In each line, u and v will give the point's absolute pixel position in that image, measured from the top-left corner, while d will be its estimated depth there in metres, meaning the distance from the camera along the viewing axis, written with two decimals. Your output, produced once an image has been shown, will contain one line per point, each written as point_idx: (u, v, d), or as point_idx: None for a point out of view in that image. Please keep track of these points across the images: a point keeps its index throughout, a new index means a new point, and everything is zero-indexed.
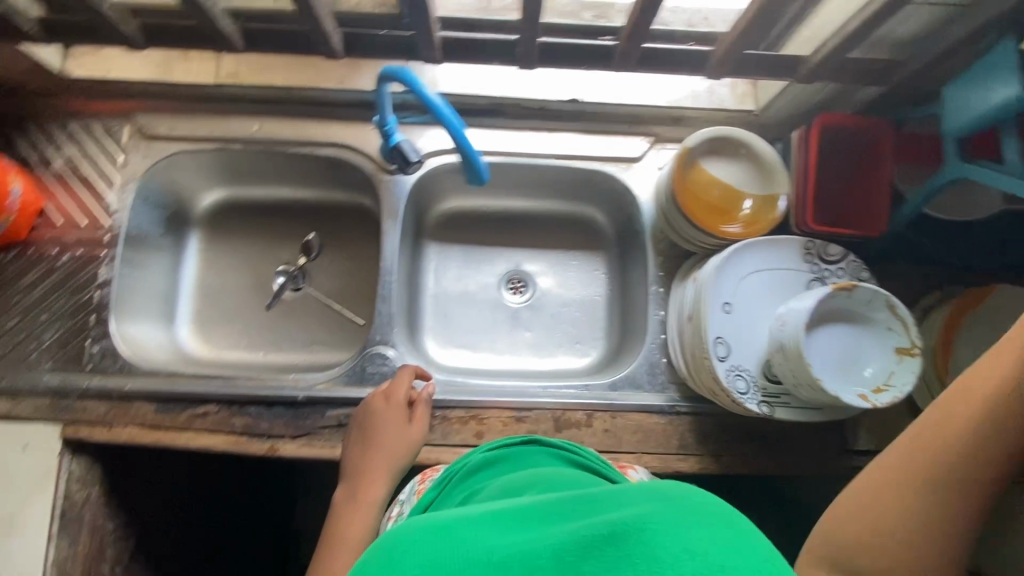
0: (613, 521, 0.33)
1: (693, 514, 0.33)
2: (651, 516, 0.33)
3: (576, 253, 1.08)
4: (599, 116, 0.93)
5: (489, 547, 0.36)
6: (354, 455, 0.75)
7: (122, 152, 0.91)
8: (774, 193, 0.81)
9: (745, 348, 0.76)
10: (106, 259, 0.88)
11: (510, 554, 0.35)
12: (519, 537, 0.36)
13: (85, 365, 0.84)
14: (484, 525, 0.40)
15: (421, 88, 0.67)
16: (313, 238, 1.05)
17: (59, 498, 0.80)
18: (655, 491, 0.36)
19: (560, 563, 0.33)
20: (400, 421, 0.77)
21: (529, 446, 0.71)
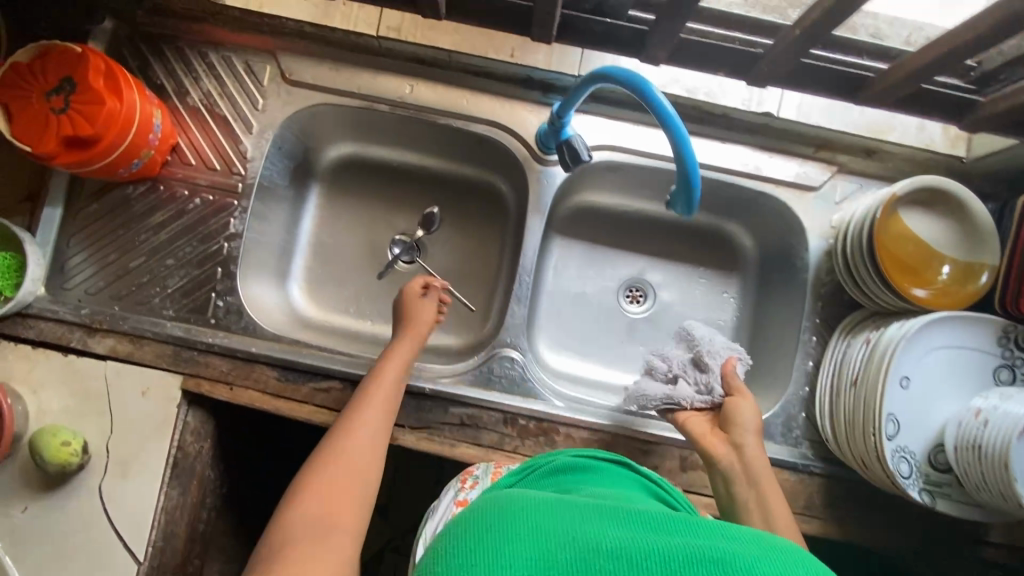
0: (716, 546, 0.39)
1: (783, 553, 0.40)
2: (754, 558, 0.39)
3: (706, 271, 1.01)
4: (782, 134, 0.84)
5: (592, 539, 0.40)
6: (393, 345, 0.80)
7: (263, 94, 0.85)
8: (981, 263, 0.73)
9: (915, 430, 0.70)
10: (237, 210, 0.84)
11: (616, 551, 0.39)
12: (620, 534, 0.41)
13: (210, 318, 0.82)
14: (577, 516, 0.43)
15: (655, 95, 0.58)
16: (432, 212, 0.98)
17: (174, 448, 0.79)
18: (756, 538, 0.42)
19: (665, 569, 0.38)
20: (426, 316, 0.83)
21: (625, 465, 0.68)
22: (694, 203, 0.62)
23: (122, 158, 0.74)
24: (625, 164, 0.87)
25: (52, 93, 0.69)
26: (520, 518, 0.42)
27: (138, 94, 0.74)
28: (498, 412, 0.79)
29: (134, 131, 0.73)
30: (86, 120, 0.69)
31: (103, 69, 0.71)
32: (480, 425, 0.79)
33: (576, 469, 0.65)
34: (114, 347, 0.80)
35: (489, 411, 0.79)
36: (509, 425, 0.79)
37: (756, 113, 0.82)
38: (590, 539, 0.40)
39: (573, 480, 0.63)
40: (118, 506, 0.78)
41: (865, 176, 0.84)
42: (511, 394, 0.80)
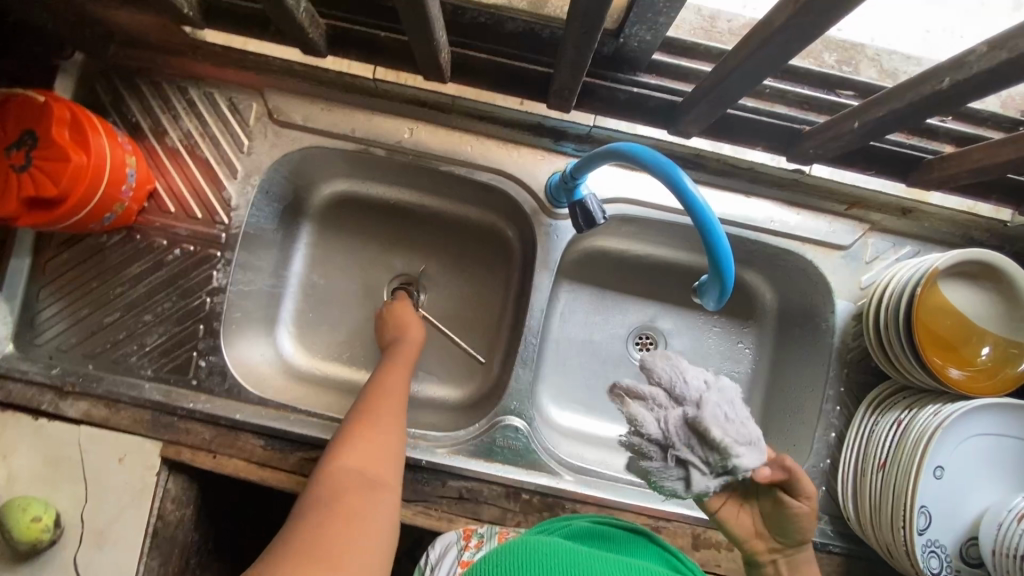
0: None
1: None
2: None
3: (721, 321, 0.96)
4: (811, 188, 0.77)
5: None
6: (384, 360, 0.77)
7: (249, 136, 0.78)
8: (1023, 344, 0.68)
9: (948, 522, 0.66)
10: (221, 262, 0.77)
11: None
12: None
13: (191, 379, 0.76)
14: None
15: (680, 176, 0.52)
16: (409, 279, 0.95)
17: (153, 518, 0.75)
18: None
19: None
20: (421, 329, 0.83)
21: (644, 538, 0.67)
22: (726, 292, 0.55)
23: (94, 212, 0.68)
24: (639, 216, 0.81)
25: (11, 147, 0.62)
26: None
27: (108, 139, 0.67)
28: (500, 485, 0.74)
29: (106, 180, 0.67)
30: (50, 179, 0.62)
31: (69, 119, 0.64)
32: (480, 499, 0.74)
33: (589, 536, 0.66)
34: (88, 411, 0.75)
35: (491, 485, 0.74)
36: (511, 500, 0.74)
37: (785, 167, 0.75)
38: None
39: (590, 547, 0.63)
40: None
41: (898, 234, 0.78)
42: (514, 467, 0.75)
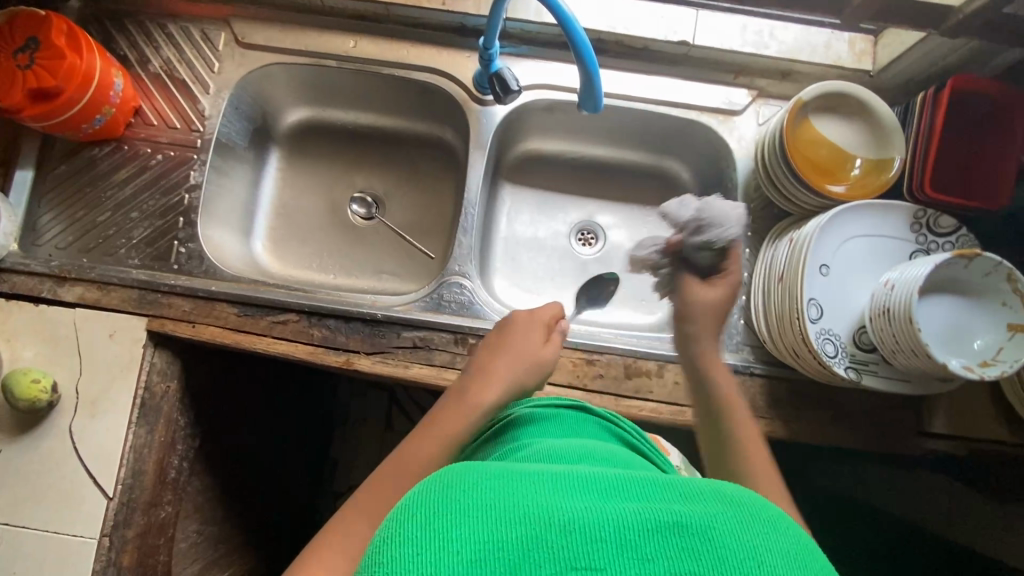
0: (679, 515, 0.38)
1: (745, 508, 0.40)
2: (719, 518, 0.38)
3: (652, 210, 1.05)
4: (703, 62, 0.89)
5: (556, 510, 0.38)
6: (488, 353, 0.71)
7: (218, 58, 0.92)
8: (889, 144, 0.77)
9: (839, 313, 0.74)
10: (197, 163, 0.89)
11: (572, 523, 0.37)
12: (585, 504, 0.39)
13: (173, 264, 0.87)
14: (545, 483, 0.41)
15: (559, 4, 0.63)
16: (366, 198, 1.06)
17: (141, 388, 0.83)
18: (716, 495, 0.41)
19: (623, 540, 0.37)
20: (536, 340, 0.72)
21: (580, 412, 0.68)
22: (601, 101, 0.69)
23: (83, 113, 0.81)
24: (558, 103, 0.92)
25: (18, 51, 0.76)
26: (459, 487, 0.39)
27: (99, 56, 0.80)
28: (448, 333, 0.83)
29: (93, 87, 0.80)
30: (48, 74, 0.76)
31: (65, 31, 0.77)
32: (432, 346, 0.82)
33: (529, 417, 0.66)
34: (83, 294, 0.85)
35: (440, 333, 0.83)
36: (459, 345, 0.82)
37: (676, 43, 0.87)
38: (538, 512, 0.38)
39: (518, 432, 0.62)
40: (88, 443, 0.82)
41: (783, 97, 0.89)
42: (459, 316, 0.84)
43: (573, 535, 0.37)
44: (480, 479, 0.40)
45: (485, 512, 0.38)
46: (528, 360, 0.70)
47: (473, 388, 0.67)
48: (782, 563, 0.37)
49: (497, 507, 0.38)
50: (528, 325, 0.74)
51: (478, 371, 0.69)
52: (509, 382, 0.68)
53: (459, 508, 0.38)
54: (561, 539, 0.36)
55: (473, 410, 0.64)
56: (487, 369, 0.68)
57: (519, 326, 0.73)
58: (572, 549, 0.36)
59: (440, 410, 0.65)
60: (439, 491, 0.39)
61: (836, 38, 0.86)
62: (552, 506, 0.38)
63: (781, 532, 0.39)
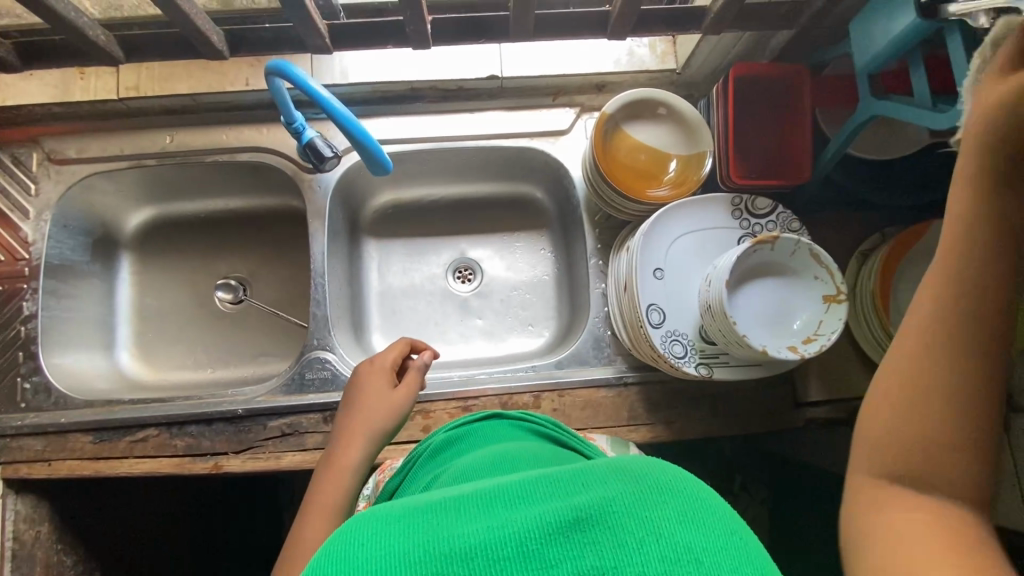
0: (578, 507, 0.35)
1: (648, 480, 0.37)
2: (617, 499, 0.35)
3: (519, 235, 1.06)
4: (520, 90, 0.91)
5: (454, 538, 0.34)
6: (345, 416, 0.72)
7: (34, 179, 0.89)
8: (693, 134, 0.80)
9: (681, 312, 0.75)
10: (29, 292, 0.86)
11: (472, 547, 0.33)
12: (483, 522, 0.35)
13: (18, 403, 0.82)
14: (445, 512, 0.36)
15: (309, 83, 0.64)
16: (231, 281, 1.03)
17: (7, 540, 0.79)
18: (616, 473, 0.38)
19: (525, 554, 0.33)
20: (381, 388, 0.73)
21: (494, 419, 0.69)
22: (388, 163, 0.69)
23: None
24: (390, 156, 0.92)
25: None
26: (351, 538, 0.34)
27: None
28: (316, 412, 0.81)
29: None
30: None
31: None
32: (301, 430, 0.80)
33: (441, 448, 0.67)
34: None
35: (309, 414, 0.81)
36: (329, 422, 0.80)
37: (487, 78, 0.88)
38: (433, 548, 0.33)
39: (429, 466, 0.65)
40: None
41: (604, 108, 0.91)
42: (325, 391, 0.82)
43: (477, 563, 0.33)
44: (372, 526, 0.35)
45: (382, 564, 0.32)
46: (386, 413, 0.71)
47: (336, 457, 0.68)
48: (688, 537, 0.34)
49: (387, 556, 0.33)
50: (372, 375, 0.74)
51: (337, 441, 0.70)
52: (372, 437, 0.70)
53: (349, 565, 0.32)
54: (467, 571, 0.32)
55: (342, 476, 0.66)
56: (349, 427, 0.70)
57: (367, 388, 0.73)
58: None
59: (315, 486, 0.66)
60: (334, 550, 0.34)
61: (637, 43, 0.88)
62: (452, 535, 0.34)
63: (688, 501, 0.36)
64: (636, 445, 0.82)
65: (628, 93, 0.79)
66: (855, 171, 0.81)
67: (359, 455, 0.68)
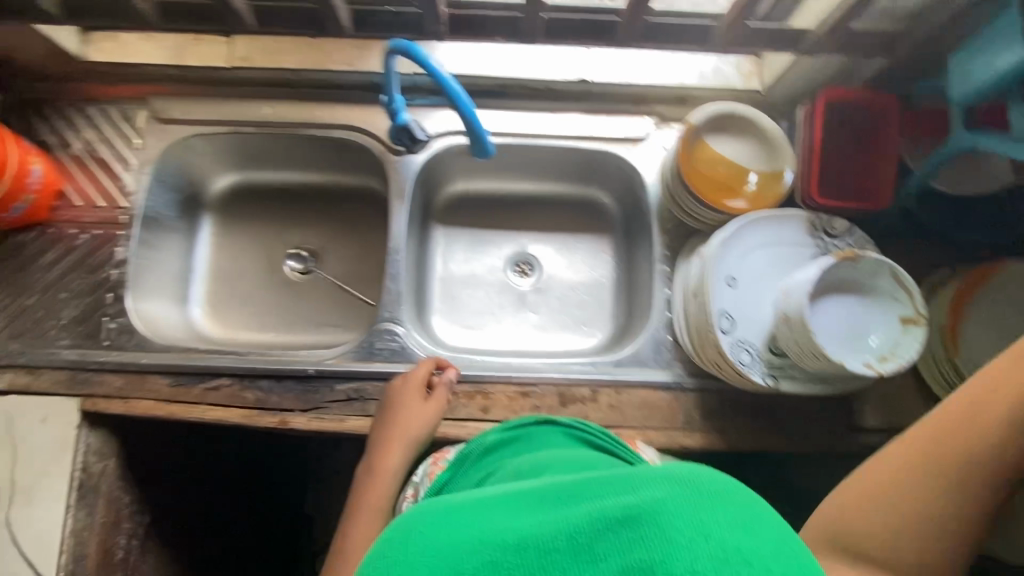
0: (626, 505, 0.37)
1: (697, 482, 0.37)
2: (666, 500, 0.36)
3: (581, 237, 1.09)
4: (605, 96, 0.94)
5: (509, 530, 0.39)
6: (382, 424, 0.79)
7: (139, 135, 0.94)
8: (776, 153, 0.82)
9: (751, 322, 0.76)
10: (123, 238, 0.91)
11: (523, 539, 0.38)
12: (534, 520, 0.39)
13: (103, 341, 0.87)
14: (502, 510, 0.42)
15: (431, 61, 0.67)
16: (302, 252, 1.08)
17: (77, 469, 0.83)
18: (663, 475, 0.39)
19: (575, 546, 0.37)
20: (414, 403, 0.79)
21: (547, 424, 0.72)
22: (490, 148, 0.71)
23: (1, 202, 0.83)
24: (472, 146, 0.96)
25: None
26: (418, 533, 0.42)
27: (12, 144, 0.83)
28: (381, 381, 0.84)
29: (9, 177, 0.83)
30: None
31: None
32: (366, 396, 0.83)
33: (498, 446, 0.70)
34: (13, 380, 0.85)
35: (374, 382, 0.84)
36: None
37: (575, 81, 0.92)
38: (489, 538, 0.39)
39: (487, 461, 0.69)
40: (25, 534, 0.80)
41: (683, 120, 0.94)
42: (392, 362, 0.85)
43: (529, 552, 0.37)
44: (432, 526, 0.42)
45: (437, 551, 0.40)
46: (418, 428, 0.78)
47: (376, 462, 0.77)
48: (738, 540, 0.34)
49: (450, 547, 0.40)
50: (405, 391, 0.80)
51: (373, 448, 0.78)
52: (409, 447, 0.78)
53: (419, 553, 0.40)
54: (514, 560, 0.37)
55: (383, 486, 0.76)
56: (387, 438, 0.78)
57: (400, 404, 0.79)
58: (529, 566, 0.37)
59: (361, 486, 0.77)
60: (405, 540, 0.42)
61: (723, 61, 0.91)
62: (503, 529, 0.40)
63: (735, 503, 0.36)
64: (688, 450, 0.83)
65: (716, 106, 0.82)
66: (932, 204, 0.83)
67: (396, 463, 0.77)
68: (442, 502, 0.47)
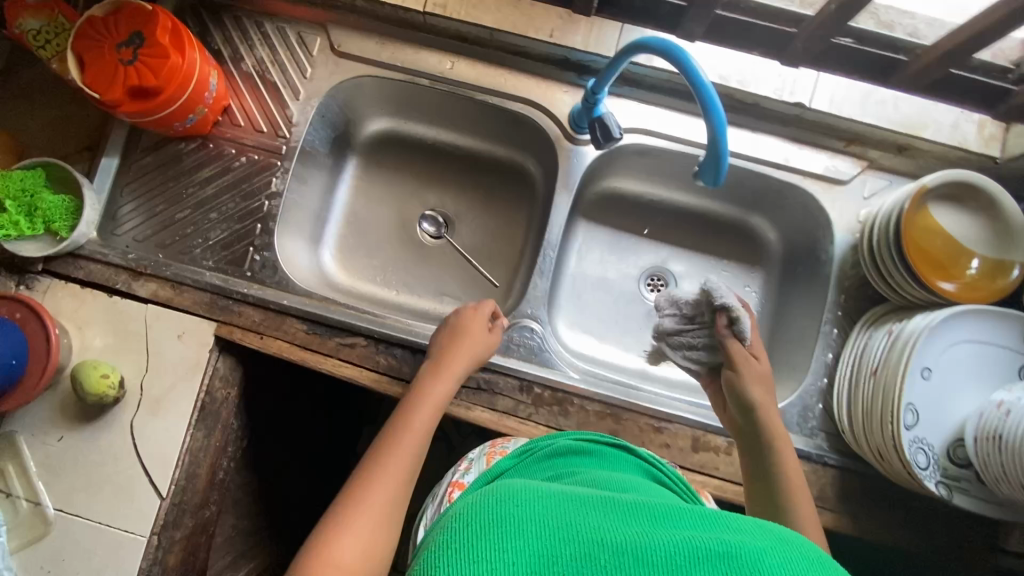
0: (728, 542, 0.40)
1: (790, 546, 0.41)
2: (765, 550, 0.40)
3: (729, 265, 1.01)
4: (814, 127, 0.84)
5: (606, 535, 0.41)
6: (444, 340, 0.77)
7: (312, 63, 0.89)
8: (1006, 242, 0.74)
9: (936, 422, 0.70)
10: (280, 170, 0.88)
11: (620, 544, 0.40)
12: (631, 531, 0.41)
13: (246, 271, 0.86)
14: (595, 513, 0.44)
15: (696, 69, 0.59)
16: (437, 214, 1.04)
17: (203, 391, 0.83)
18: (758, 530, 0.42)
19: (676, 564, 0.38)
20: (478, 331, 0.78)
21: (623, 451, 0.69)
22: (722, 175, 0.63)
23: (180, 111, 0.79)
24: (652, 149, 0.89)
25: (121, 45, 0.74)
26: (512, 506, 0.44)
27: (198, 54, 0.78)
28: (514, 378, 0.81)
29: (192, 87, 0.77)
30: (150, 72, 0.74)
31: (170, 28, 0.75)
32: (496, 390, 0.80)
33: (567, 451, 0.68)
34: (156, 291, 0.85)
35: (507, 378, 0.81)
36: (524, 393, 0.80)
37: (790, 104, 0.82)
38: (588, 534, 0.41)
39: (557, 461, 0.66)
40: (147, 441, 0.82)
41: (894, 172, 0.84)
42: (529, 362, 0.82)
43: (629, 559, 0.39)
44: (523, 508, 0.44)
45: (524, 527, 0.41)
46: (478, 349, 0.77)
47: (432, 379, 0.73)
48: None
49: (546, 526, 0.42)
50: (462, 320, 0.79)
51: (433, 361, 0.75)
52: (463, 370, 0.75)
53: (512, 525, 0.42)
54: (614, 560, 0.39)
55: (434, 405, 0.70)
56: (450, 354, 0.75)
57: (465, 322, 0.79)
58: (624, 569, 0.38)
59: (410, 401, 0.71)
60: (500, 508, 0.44)
61: (965, 118, 0.81)
62: (598, 530, 0.42)
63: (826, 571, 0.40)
64: None
65: (956, 172, 0.74)
66: None
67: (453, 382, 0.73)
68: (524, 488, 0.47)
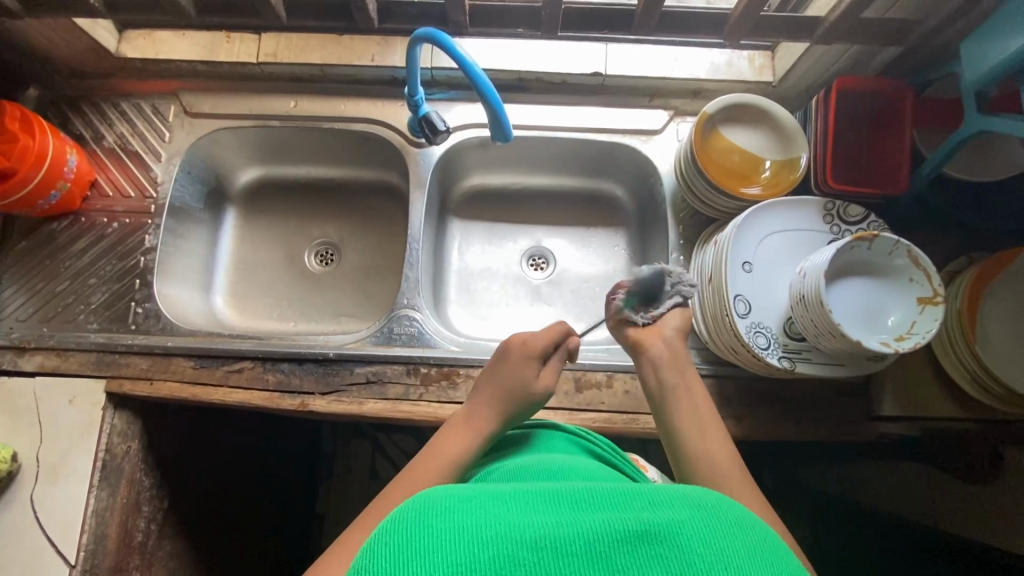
0: (646, 522, 0.38)
1: (711, 511, 0.39)
2: (686, 524, 0.38)
3: (596, 230, 1.09)
4: (620, 89, 0.96)
5: (527, 526, 0.38)
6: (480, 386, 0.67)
7: (169, 128, 0.97)
8: (787, 142, 0.83)
9: (767, 307, 0.77)
10: (151, 227, 0.94)
11: (545, 538, 0.37)
12: (554, 518, 0.39)
13: (130, 324, 0.89)
14: (519, 505, 0.40)
15: (465, 58, 0.69)
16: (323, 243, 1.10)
17: (101, 450, 0.84)
18: (683, 501, 0.40)
19: (593, 552, 0.36)
20: (527, 372, 0.67)
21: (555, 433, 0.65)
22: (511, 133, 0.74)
23: (40, 189, 0.85)
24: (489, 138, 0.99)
25: None
26: (432, 513, 0.39)
27: (52, 137, 0.85)
28: (400, 364, 0.85)
29: (47, 166, 0.84)
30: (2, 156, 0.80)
31: (19, 116, 0.82)
32: (384, 379, 0.84)
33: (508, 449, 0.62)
34: (42, 363, 0.87)
35: (393, 365, 0.85)
36: (411, 375, 0.84)
37: (590, 74, 0.94)
38: (511, 530, 0.37)
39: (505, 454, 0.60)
40: (48, 510, 0.82)
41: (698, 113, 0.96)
42: (411, 348, 0.87)
43: (548, 551, 0.36)
44: (443, 506, 0.40)
45: (443, 544, 0.36)
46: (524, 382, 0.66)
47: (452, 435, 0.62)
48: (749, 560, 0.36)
49: (465, 528, 0.38)
50: (507, 357, 0.68)
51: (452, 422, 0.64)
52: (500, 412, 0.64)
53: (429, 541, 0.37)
54: (534, 553, 0.36)
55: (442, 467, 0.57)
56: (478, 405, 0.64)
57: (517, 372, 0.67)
58: (546, 565, 0.36)
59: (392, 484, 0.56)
60: (420, 518, 0.39)
61: (736, 55, 0.93)
62: (518, 523, 0.38)
63: (747, 532, 0.38)
64: None
65: (728, 98, 0.83)
66: (948, 196, 0.82)
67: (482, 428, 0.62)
68: (433, 489, 0.43)
